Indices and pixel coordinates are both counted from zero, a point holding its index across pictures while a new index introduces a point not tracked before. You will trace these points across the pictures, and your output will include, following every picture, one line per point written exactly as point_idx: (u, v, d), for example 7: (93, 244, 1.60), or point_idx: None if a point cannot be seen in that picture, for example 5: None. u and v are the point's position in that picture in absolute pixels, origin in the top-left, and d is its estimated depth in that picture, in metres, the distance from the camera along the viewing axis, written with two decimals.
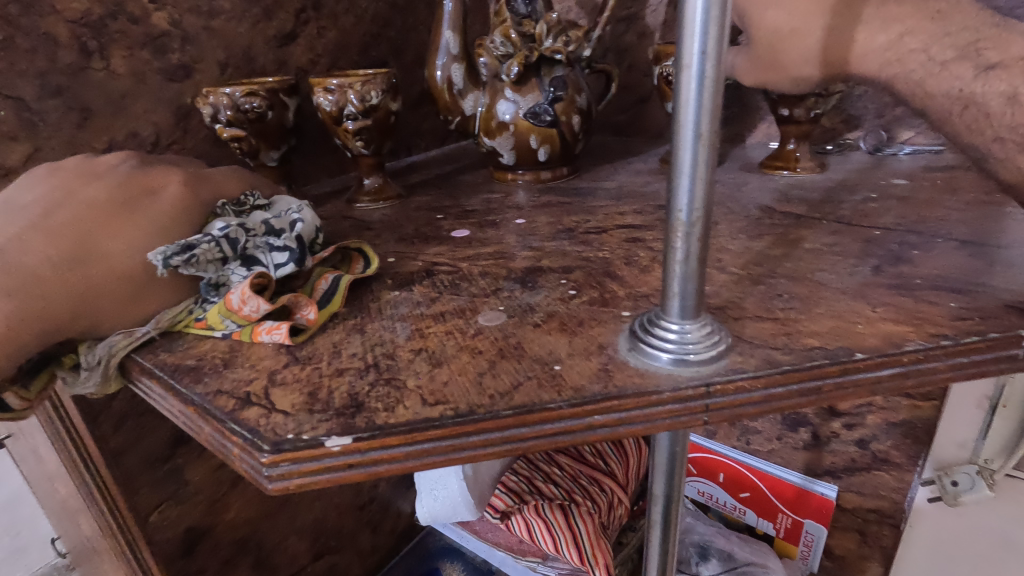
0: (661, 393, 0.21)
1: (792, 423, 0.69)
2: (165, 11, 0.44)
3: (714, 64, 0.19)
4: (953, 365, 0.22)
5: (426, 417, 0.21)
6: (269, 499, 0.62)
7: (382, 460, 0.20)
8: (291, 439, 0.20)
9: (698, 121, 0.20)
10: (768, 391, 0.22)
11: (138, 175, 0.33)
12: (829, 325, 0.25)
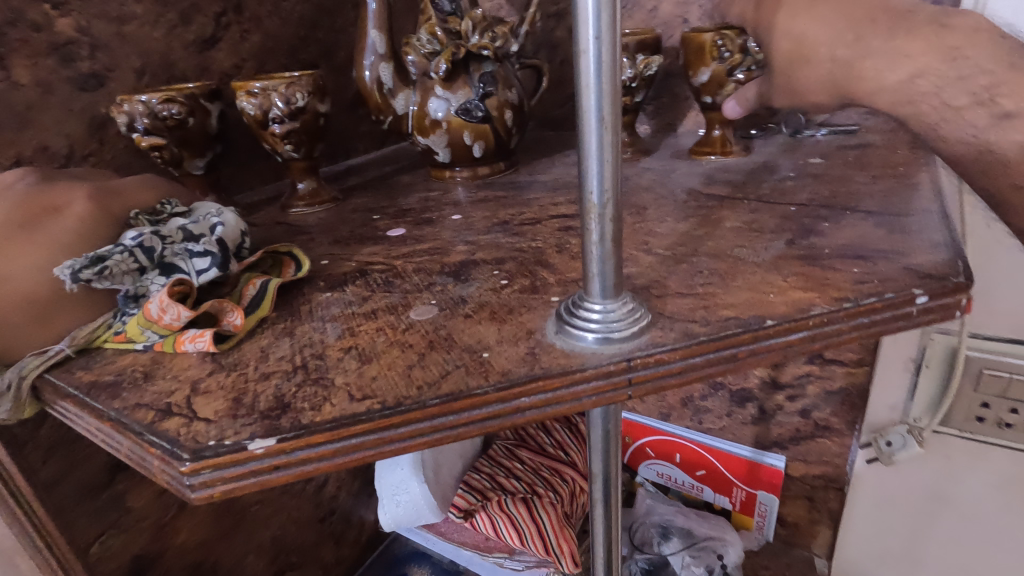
0: (585, 371, 0.22)
1: (739, 399, 0.72)
2: (70, 17, 0.42)
3: (610, 48, 0.20)
4: (853, 325, 0.24)
5: (353, 413, 0.21)
6: (221, 519, 0.60)
7: (310, 459, 0.20)
8: (212, 446, 0.20)
9: (600, 105, 0.20)
10: (686, 362, 0.23)
11: (38, 193, 0.32)
12: (744, 296, 0.26)
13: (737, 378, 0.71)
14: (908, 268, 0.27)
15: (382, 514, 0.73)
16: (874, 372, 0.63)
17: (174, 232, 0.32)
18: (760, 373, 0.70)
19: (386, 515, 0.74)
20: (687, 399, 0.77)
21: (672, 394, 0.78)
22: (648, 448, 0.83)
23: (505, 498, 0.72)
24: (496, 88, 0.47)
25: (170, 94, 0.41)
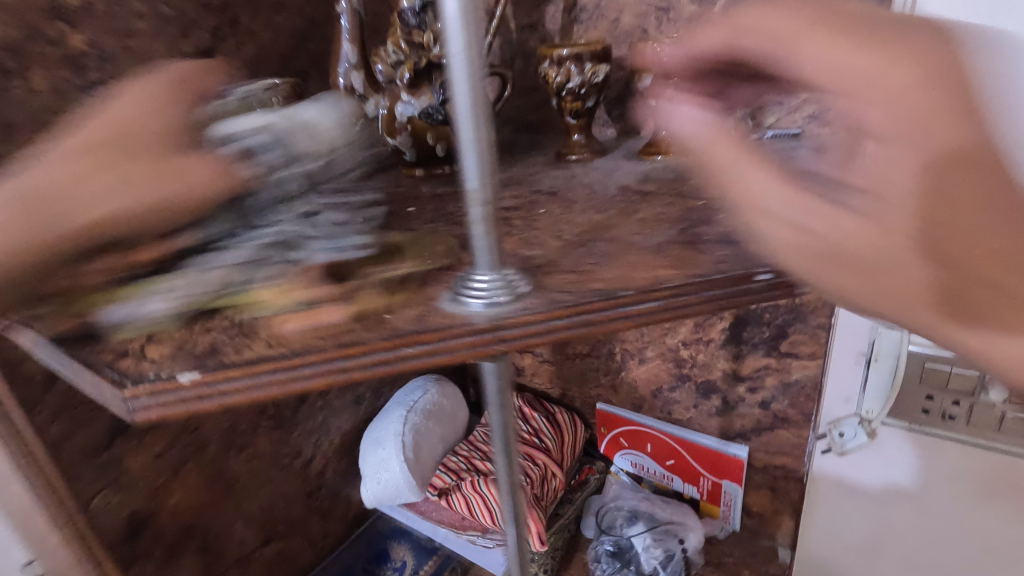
0: (460, 328, 0.26)
1: (704, 390, 0.75)
2: (82, 33, 0.48)
3: (468, 64, 0.25)
4: (703, 296, 0.28)
5: (267, 356, 0.26)
6: (213, 485, 0.66)
7: (228, 390, 0.25)
8: (151, 377, 0.25)
9: (465, 109, 0.25)
10: (549, 323, 0.27)
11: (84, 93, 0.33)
12: (616, 273, 0.30)
13: (701, 370, 0.75)
14: None
15: (364, 491, 0.79)
16: (826, 365, 0.65)
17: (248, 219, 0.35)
18: (723, 366, 0.73)
19: (369, 492, 0.79)
20: (657, 391, 0.80)
21: (643, 385, 0.81)
22: (622, 439, 0.87)
23: (478, 479, 0.77)
24: None
25: None
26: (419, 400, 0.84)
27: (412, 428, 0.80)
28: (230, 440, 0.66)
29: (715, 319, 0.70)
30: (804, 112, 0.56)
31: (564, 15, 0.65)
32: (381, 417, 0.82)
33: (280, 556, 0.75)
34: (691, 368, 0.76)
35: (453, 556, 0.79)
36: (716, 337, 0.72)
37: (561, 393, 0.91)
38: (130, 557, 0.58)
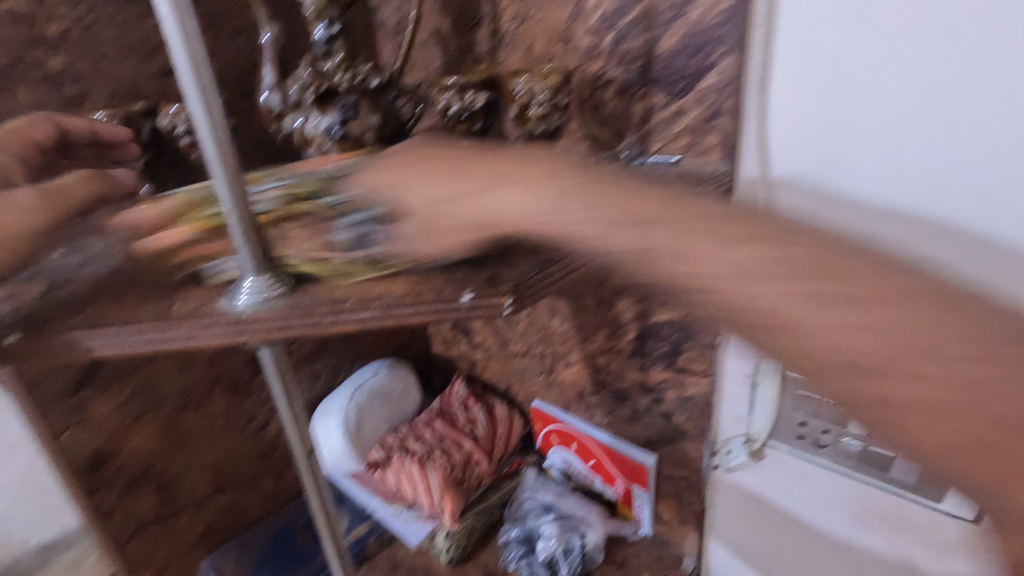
0: (212, 319, 0.36)
1: (617, 398, 0.79)
2: (60, 57, 0.59)
3: (206, 127, 0.34)
4: (413, 309, 0.38)
5: (78, 329, 0.37)
6: (171, 435, 0.77)
7: (45, 348, 0.37)
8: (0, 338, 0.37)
9: (209, 156, 0.35)
10: (281, 321, 0.36)
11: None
12: (362, 288, 0.40)
13: (615, 378, 0.79)
14: (490, 280, 0.40)
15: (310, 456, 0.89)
16: (718, 384, 0.68)
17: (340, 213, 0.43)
18: (632, 376, 0.76)
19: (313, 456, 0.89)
20: (581, 394, 0.85)
21: (570, 387, 0.86)
22: (553, 436, 0.92)
23: (404, 458, 0.85)
24: (356, 114, 0.59)
25: (116, 113, 0.58)
26: (368, 380, 0.92)
27: (355, 405, 0.89)
28: (186, 399, 0.78)
29: (622, 331, 0.74)
30: (682, 142, 0.59)
31: (491, 39, 0.70)
32: (332, 393, 0.91)
33: (232, 504, 0.87)
34: (607, 375, 0.80)
35: (381, 524, 0.88)
36: (624, 347, 0.75)
37: (505, 388, 0.97)
38: (91, 485, 0.71)
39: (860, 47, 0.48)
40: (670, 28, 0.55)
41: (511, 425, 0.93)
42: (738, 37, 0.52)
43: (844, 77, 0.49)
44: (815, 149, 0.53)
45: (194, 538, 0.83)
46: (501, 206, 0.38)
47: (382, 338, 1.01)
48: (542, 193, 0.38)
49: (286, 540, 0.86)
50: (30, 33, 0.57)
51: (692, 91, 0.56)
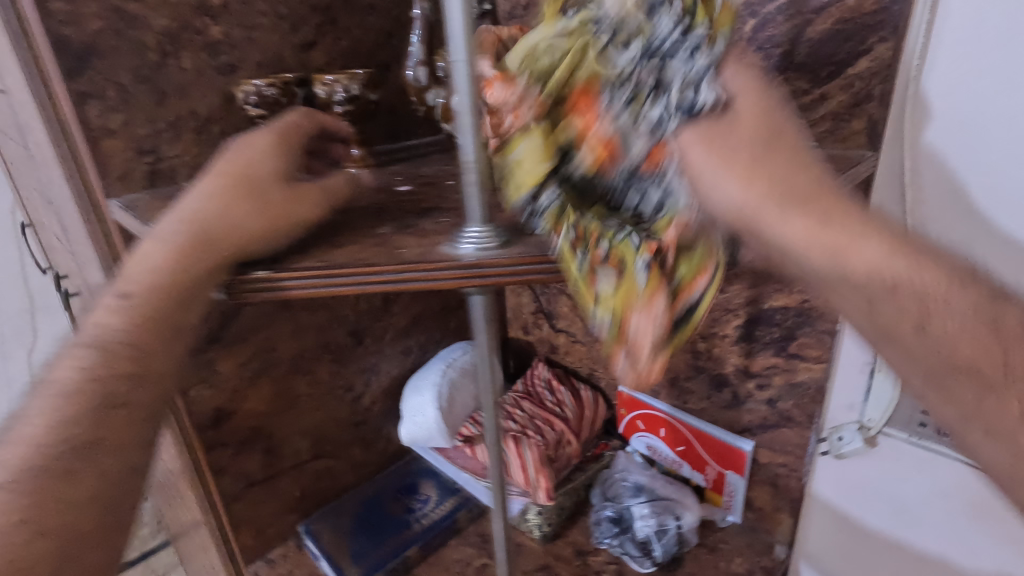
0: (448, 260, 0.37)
1: (716, 383, 0.80)
2: (220, 26, 0.62)
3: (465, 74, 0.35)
4: None
5: (311, 264, 0.37)
6: (280, 399, 0.80)
7: (284, 283, 0.37)
8: (235, 280, 0.37)
9: (461, 104, 0.36)
10: (514, 265, 0.38)
11: (235, 160, 0.40)
12: None
13: (717, 364, 0.79)
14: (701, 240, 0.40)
15: (402, 430, 0.91)
16: (833, 369, 0.69)
17: (637, 60, 0.35)
18: (735, 362, 0.77)
19: (405, 430, 0.91)
20: (674, 380, 0.85)
21: (662, 373, 0.87)
22: (639, 421, 0.92)
23: (498, 433, 0.87)
24: None
25: (273, 82, 0.60)
26: (459, 357, 0.94)
27: (447, 380, 0.90)
28: (297, 364, 0.80)
29: (730, 316, 0.75)
30: (821, 127, 0.59)
31: None
32: (424, 368, 0.93)
33: (327, 470, 0.89)
34: (707, 361, 0.80)
35: (471, 496, 0.91)
36: (730, 333, 0.76)
37: (588, 373, 0.98)
38: (211, 441, 0.74)
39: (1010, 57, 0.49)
40: (822, 14, 0.56)
41: (597, 409, 0.94)
42: (897, 24, 0.53)
43: (991, 89, 0.51)
44: (951, 155, 0.54)
45: (292, 500, 0.86)
46: (789, 253, 0.33)
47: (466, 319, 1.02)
48: (875, 245, 0.33)
49: (378, 509, 0.89)
50: (196, 1, 0.60)
51: (840, 77, 0.57)
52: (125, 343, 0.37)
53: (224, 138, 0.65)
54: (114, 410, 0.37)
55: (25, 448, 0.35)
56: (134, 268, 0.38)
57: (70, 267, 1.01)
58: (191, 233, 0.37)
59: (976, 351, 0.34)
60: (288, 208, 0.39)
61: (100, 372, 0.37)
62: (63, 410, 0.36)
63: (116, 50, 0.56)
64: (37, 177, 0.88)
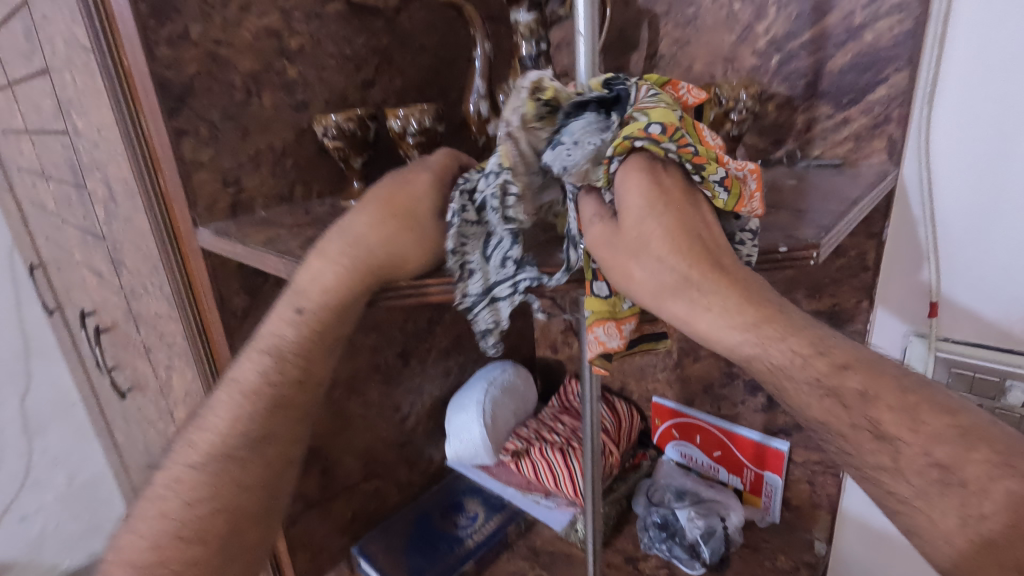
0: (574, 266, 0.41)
1: (751, 388, 0.85)
2: (296, 67, 0.67)
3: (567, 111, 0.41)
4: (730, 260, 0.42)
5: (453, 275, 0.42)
6: (336, 420, 0.82)
7: (431, 289, 0.41)
8: (384, 291, 0.42)
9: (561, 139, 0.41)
10: None
11: (394, 190, 0.43)
12: None
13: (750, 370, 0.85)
14: (789, 237, 0.44)
15: (448, 448, 0.94)
16: None
17: (593, 134, 0.40)
18: None
19: (452, 448, 0.94)
20: (708, 387, 0.90)
21: (696, 381, 0.91)
22: (674, 429, 0.96)
23: (545, 446, 0.90)
24: None
25: (350, 116, 0.65)
26: (499, 375, 0.96)
27: (491, 398, 0.93)
28: (351, 385, 0.82)
29: None
30: (845, 146, 0.67)
31: (647, 60, 0.79)
32: (466, 387, 0.95)
33: (375, 492, 0.91)
34: (740, 367, 0.85)
35: (519, 511, 0.93)
36: None
37: (620, 386, 1.02)
38: None
39: (1014, 80, 0.56)
40: (842, 49, 0.64)
41: (633, 420, 0.98)
42: (910, 55, 0.61)
43: (989, 103, 0.58)
44: (967, 166, 0.61)
45: (345, 522, 0.87)
46: (689, 319, 0.38)
47: (500, 340, 1.06)
48: (735, 326, 0.37)
49: (429, 527, 0.91)
50: (278, 45, 0.65)
51: (860, 103, 0.65)
52: (294, 353, 0.44)
53: (296, 169, 0.70)
54: (282, 409, 0.45)
55: (216, 433, 0.45)
56: (305, 285, 0.42)
57: (108, 303, 1.02)
58: (354, 258, 0.41)
59: (838, 423, 0.36)
60: (437, 244, 0.41)
61: (273, 377, 0.45)
62: (244, 405, 0.45)
63: (209, 90, 0.61)
64: (87, 213, 0.90)
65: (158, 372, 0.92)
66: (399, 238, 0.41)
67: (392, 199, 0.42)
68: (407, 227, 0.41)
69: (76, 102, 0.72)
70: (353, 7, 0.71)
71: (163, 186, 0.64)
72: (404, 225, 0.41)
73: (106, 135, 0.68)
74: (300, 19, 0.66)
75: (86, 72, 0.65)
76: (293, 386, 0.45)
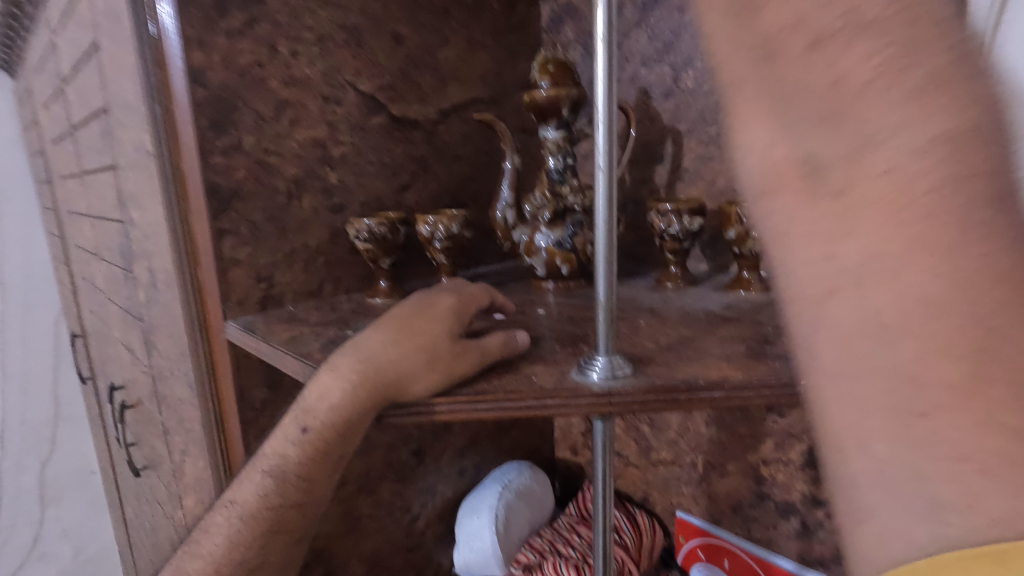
0: (588, 390, 0.40)
1: (783, 511, 0.79)
2: (337, 173, 0.72)
3: (608, 186, 0.40)
4: (761, 394, 0.40)
5: (466, 395, 0.41)
6: (344, 519, 0.79)
7: (442, 406, 0.40)
8: (394, 408, 0.41)
9: (601, 222, 0.40)
10: (645, 396, 0.40)
11: (412, 314, 0.45)
12: (688, 368, 0.43)
13: (782, 491, 0.79)
14: None
15: (457, 555, 0.89)
16: None
17: None
18: (802, 489, 0.77)
19: (461, 556, 0.89)
20: (736, 506, 0.85)
21: (723, 499, 0.86)
22: (700, 551, 0.90)
23: (559, 559, 0.84)
24: (582, 229, 0.69)
25: (382, 220, 0.68)
26: (514, 479, 0.93)
27: (505, 503, 0.89)
28: (361, 484, 0.80)
29: (795, 442, 0.76)
30: None
31: (670, 173, 0.83)
32: (479, 490, 0.92)
33: None
34: (771, 487, 0.80)
35: None
36: (795, 460, 0.77)
37: (642, 497, 0.97)
38: None
39: None
40: None
41: (654, 537, 0.92)
42: None
43: None
44: None
45: None
46: None
47: (518, 439, 1.03)
48: None
49: None
50: (322, 153, 0.70)
51: None
52: (296, 474, 0.45)
53: (327, 266, 0.72)
54: (280, 533, 0.47)
55: (210, 561, 0.48)
56: (314, 403, 0.43)
57: (137, 379, 1.04)
58: (364, 372, 0.41)
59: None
60: (446, 363, 0.41)
61: (274, 500, 0.46)
62: (241, 527, 0.47)
63: (253, 193, 0.65)
64: (131, 295, 0.94)
65: (174, 454, 0.91)
66: (409, 357, 0.41)
67: (410, 323, 0.44)
68: (417, 342, 0.42)
69: (135, 196, 0.78)
70: (395, 119, 0.77)
71: (200, 280, 0.67)
72: (412, 342, 0.42)
73: (157, 227, 0.72)
74: (344, 131, 0.72)
75: (147, 172, 0.71)
76: (291, 511, 0.46)
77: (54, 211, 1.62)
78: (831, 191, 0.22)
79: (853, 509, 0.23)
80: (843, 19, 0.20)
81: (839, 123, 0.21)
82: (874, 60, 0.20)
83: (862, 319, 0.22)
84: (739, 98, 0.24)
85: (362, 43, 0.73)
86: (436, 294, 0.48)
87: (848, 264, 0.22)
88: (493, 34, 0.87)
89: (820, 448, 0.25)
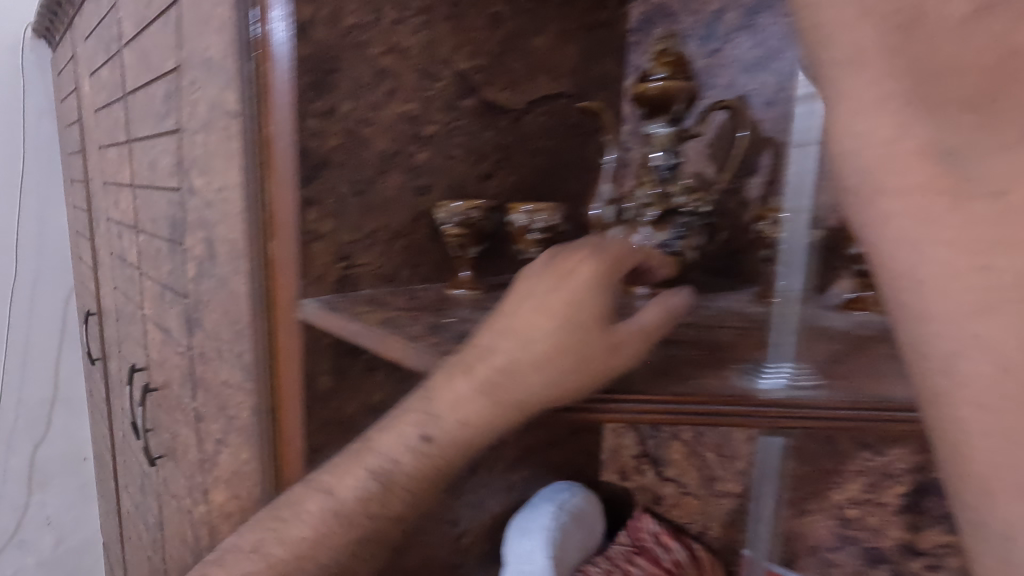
0: (770, 399, 0.37)
1: (871, 558, 0.73)
2: (427, 153, 0.67)
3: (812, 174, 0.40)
4: None
5: (634, 401, 0.38)
6: None
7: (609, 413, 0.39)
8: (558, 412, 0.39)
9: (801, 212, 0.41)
10: (835, 408, 0.37)
11: (550, 302, 0.39)
12: (864, 379, 0.41)
13: (870, 535, 0.73)
14: None
15: None
16: None
17: None
18: (896, 534, 0.71)
19: None
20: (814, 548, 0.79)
21: (799, 540, 0.80)
22: None
23: None
24: (687, 233, 0.64)
25: (474, 205, 0.63)
26: (568, 499, 0.86)
27: (559, 525, 0.82)
28: None
29: (892, 483, 0.71)
30: None
31: (765, 184, 0.79)
32: (529, 509, 0.85)
33: None
34: (858, 530, 0.74)
35: None
36: (891, 502, 0.71)
37: (700, 529, 0.91)
38: None
39: None
40: None
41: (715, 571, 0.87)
42: None
43: None
44: None
45: None
46: None
47: (567, 457, 0.96)
48: None
49: None
50: (414, 131, 0.66)
51: None
52: (431, 464, 0.43)
53: (406, 251, 0.67)
54: (376, 534, 0.48)
55: (297, 551, 0.48)
56: (436, 410, 0.42)
57: (166, 362, 0.98)
58: (500, 384, 0.39)
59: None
60: (600, 362, 0.37)
61: (374, 502, 0.46)
62: (335, 522, 0.48)
63: (344, 164, 0.60)
64: (175, 270, 0.88)
65: (206, 444, 0.85)
66: (557, 366, 0.38)
67: (551, 316, 0.39)
68: (556, 335, 0.38)
69: (201, 161, 0.72)
70: (487, 104, 0.73)
71: (272, 254, 0.63)
72: (556, 350, 0.38)
73: (227, 195, 0.67)
74: (438, 109, 0.68)
75: (224, 134, 0.65)
76: (396, 514, 0.46)
77: (83, 184, 1.56)
78: (977, 197, 0.26)
79: (988, 534, 0.27)
80: (985, 54, 0.25)
81: (990, 123, 0.25)
82: (998, 54, 0.25)
83: (1011, 323, 0.25)
84: (866, 103, 0.28)
85: (463, 19, 0.69)
86: (573, 265, 0.40)
87: (1003, 270, 0.25)
88: (585, 28, 0.84)
89: (958, 482, 0.27)
